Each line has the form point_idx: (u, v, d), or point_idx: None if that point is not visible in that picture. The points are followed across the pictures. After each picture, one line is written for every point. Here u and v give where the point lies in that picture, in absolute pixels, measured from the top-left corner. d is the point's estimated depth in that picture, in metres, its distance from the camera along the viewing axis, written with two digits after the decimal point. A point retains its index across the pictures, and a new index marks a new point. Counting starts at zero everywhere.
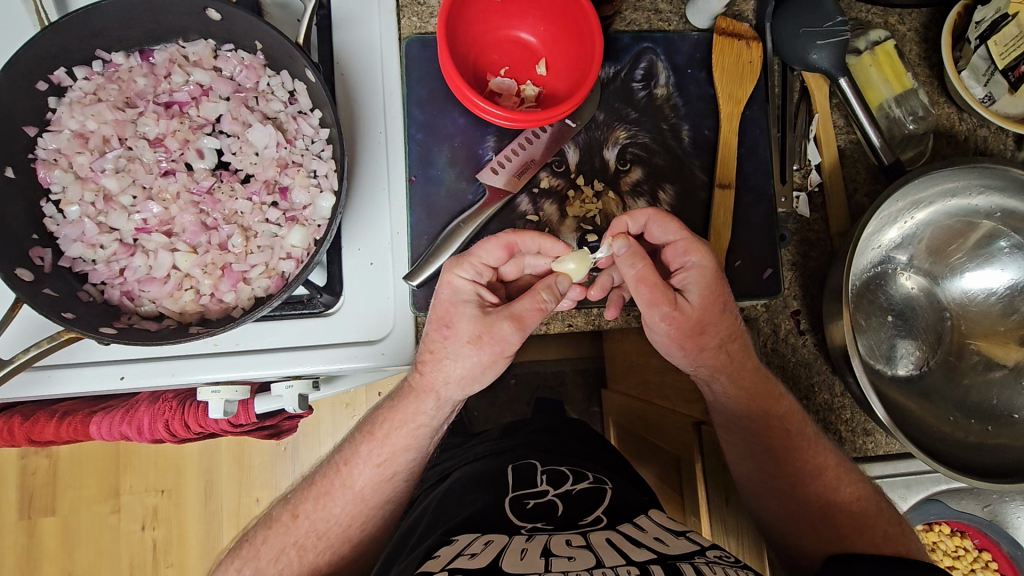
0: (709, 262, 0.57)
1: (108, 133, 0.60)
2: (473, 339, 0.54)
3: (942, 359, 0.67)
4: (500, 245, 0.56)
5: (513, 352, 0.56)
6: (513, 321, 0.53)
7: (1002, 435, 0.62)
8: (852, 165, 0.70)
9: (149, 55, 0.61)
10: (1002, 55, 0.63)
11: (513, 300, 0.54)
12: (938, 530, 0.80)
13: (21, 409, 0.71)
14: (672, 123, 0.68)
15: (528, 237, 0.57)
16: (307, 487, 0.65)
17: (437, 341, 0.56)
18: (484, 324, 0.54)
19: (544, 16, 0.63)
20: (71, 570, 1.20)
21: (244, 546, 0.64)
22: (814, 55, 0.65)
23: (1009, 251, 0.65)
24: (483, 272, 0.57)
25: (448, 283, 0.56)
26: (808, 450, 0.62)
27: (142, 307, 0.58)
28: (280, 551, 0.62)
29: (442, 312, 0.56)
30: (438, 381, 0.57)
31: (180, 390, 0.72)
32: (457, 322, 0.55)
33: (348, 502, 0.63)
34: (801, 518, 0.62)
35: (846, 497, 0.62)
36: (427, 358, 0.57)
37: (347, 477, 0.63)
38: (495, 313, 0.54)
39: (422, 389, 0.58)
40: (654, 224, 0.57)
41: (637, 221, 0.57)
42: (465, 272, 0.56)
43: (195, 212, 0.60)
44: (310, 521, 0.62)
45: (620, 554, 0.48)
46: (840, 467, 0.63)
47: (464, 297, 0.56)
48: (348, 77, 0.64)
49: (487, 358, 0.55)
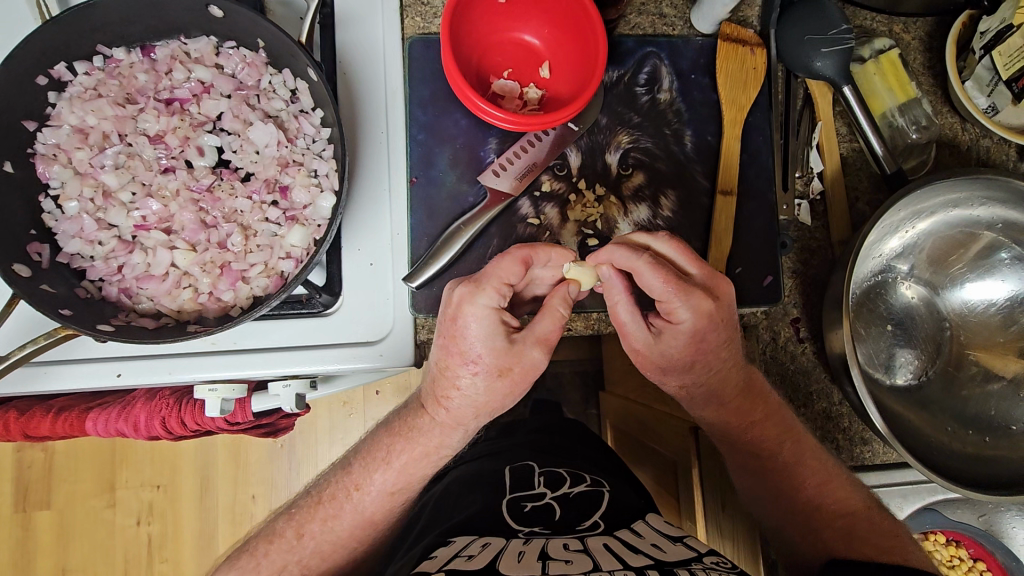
0: (694, 323, 0.56)
1: (108, 129, 0.59)
2: (502, 371, 0.56)
3: (941, 369, 0.67)
4: (516, 260, 0.53)
5: (535, 376, 0.58)
6: (541, 346, 0.56)
7: (999, 446, 0.62)
8: (854, 173, 0.69)
9: (150, 51, 0.61)
10: (1007, 66, 0.62)
11: (535, 324, 0.56)
12: (933, 539, 0.78)
13: (17, 404, 0.70)
14: (675, 128, 0.68)
15: (543, 251, 0.55)
16: (314, 504, 0.64)
17: (462, 376, 0.56)
18: (513, 355, 0.55)
19: (548, 19, 0.62)
20: (65, 564, 1.20)
21: (242, 556, 0.64)
22: (818, 62, 0.64)
23: (1010, 262, 0.64)
24: (506, 297, 0.54)
25: (470, 315, 0.53)
26: (795, 467, 0.63)
27: (140, 304, 0.58)
28: (281, 568, 0.62)
29: (465, 345, 0.54)
30: (466, 417, 0.59)
31: (177, 387, 0.72)
32: (484, 356, 0.55)
33: (355, 524, 0.63)
34: (791, 523, 0.64)
35: (830, 512, 0.62)
36: (448, 391, 0.57)
37: (358, 502, 0.62)
38: (524, 341, 0.55)
39: (448, 424, 0.59)
40: (640, 272, 0.54)
41: (623, 261, 0.55)
42: (487, 300, 0.53)
43: (195, 210, 0.60)
44: (316, 541, 0.63)
45: (618, 559, 0.48)
46: (826, 484, 0.63)
47: (490, 329, 0.54)
48: (350, 76, 0.64)
49: (515, 385, 0.57)
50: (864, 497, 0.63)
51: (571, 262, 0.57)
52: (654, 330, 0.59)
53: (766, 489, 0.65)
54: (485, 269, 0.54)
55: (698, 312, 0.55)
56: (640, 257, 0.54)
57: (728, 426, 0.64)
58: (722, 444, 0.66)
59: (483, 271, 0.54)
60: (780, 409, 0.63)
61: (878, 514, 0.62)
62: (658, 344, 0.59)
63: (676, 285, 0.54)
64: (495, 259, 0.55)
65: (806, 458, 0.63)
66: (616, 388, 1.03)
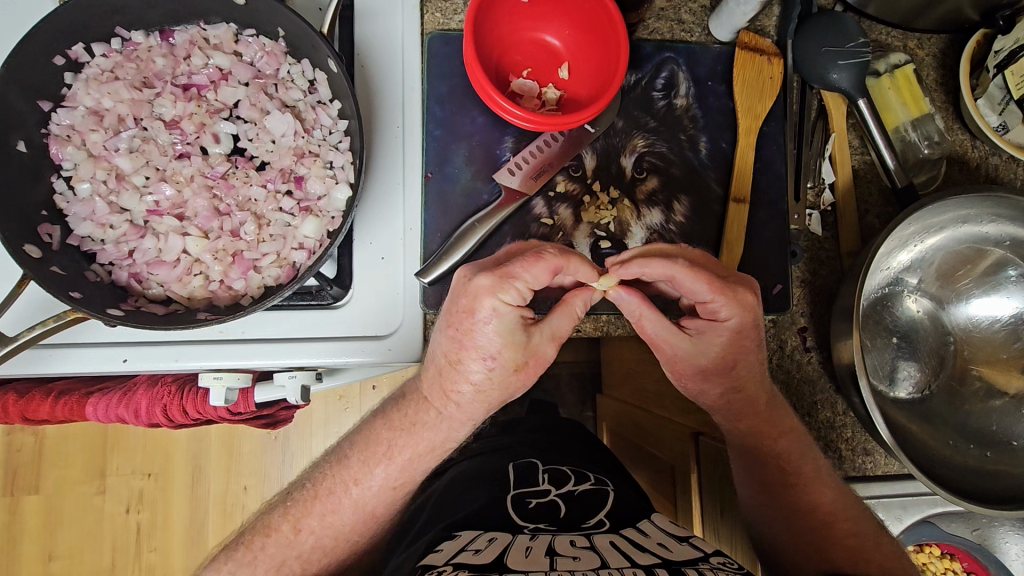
0: (741, 320, 0.57)
1: (124, 112, 0.59)
2: (518, 367, 0.55)
3: (944, 383, 0.67)
4: (548, 268, 0.51)
5: (544, 368, 0.58)
6: (555, 341, 0.56)
7: (1001, 461, 0.63)
8: (865, 186, 0.70)
9: (169, 35, 0.60)
10: (1018, 85, 0.62)
11: (550, 320, 0.55)
12: (929, 552, 0.81)
13: (16, 387, 0.69)
14: (690, 134, 0.69)
15: (575, 263, 0.53)
16: (309, 498, 0.63)
17: (474, 370, 0.54)
18: (530, 349, 0.55)
19: (569, 20, 0.63)
20: (53, 551, 1.20)
21: (239, 548, 0.63)
22: (834, 74, 0.65)
23: (1016, 280, 0.65)
24: (526, 295, 0.52)
25: (490, 311, 0.52)
26: (803, 483, 0.64)
27: (149, 290, 0.58)
28: (281, 561, 0.62)
29: (480, 339, 0.53)
30: (477, 412, 0.58)
31: (180, 375, 0.70)
32: (501, 351, 0.54)
33: (356, 516, 0.62)
34: (800, 545, 0.63)
35: (839, 529, 0.62)
36: (457, 384, 0.56)
37: (358, 496, 0.62)
38: (541, 336, 0.55)
39: (457, 419, 0.58)
40: (678, 279, 0.55)
41: (658, 273, 0.55)
42: (508, 296, 0.52)
43: (208, 197, 0.59)
44: (316, 536, 0.62)
45: (625, 556, 0.49)
46: (836, 504, 0.63)
47: (509, 321, 0.53)
48: (369, 70, 0.64)
49: (527, 377, 0.57)
50: (872, 522, 0.64)
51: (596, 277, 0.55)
52: (692, 333, 0.60)
53: (778, 507, 0.65)
54: (512, 265, 0.51)
55: (743, 307, 0.57)
56: (677, 266, 0.54)
57: (758, 437, 0.64)
58: (739, 454, 0.67)
59: (506, 266, 0.52)
60: (800, 426, 0.66)
61: (884, 541, 0.62)
62: (698, 346, 0.59)
63: (720, 286, 0.56)
64: (522, 256, 0.52)
65: (819, 482, 0.64)
66: (614, 391, 1.03)
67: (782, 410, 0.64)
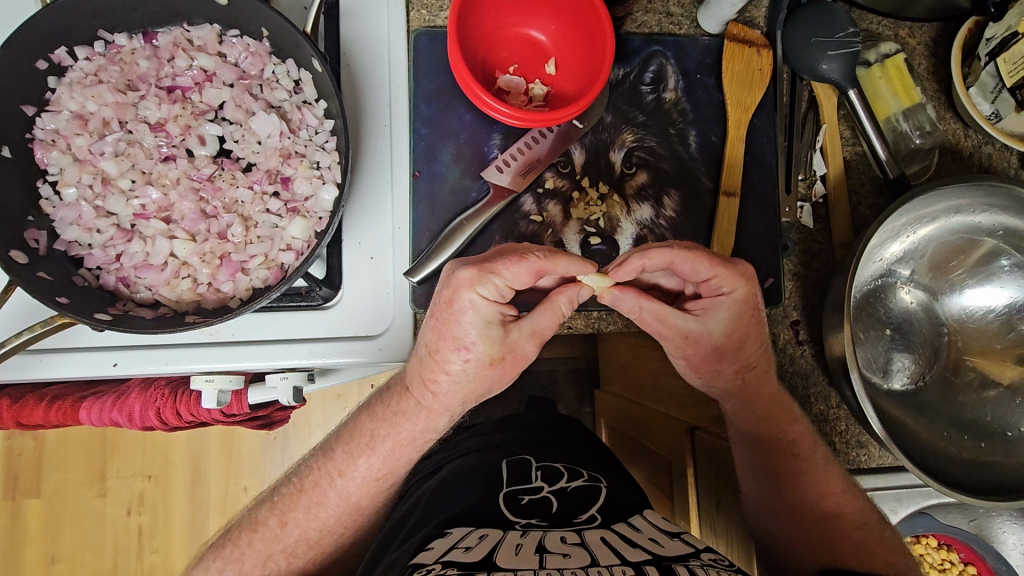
0: (746, 289, 0.57)
1: (108, 116, 0.59)
2: (493, 360, 0.55)
3: (938, 375, 0.67)
4: (530, 270, 0.51)
5: (524, 364, 0.58)
6: (534, 338, 0.56)
7: (995, 452, 0.63)
8: (857, 176, 0.70)
9: (152, 37, 0.60)
10: (1010, 73, 0.61)
11: (530, 319, 0.55)
12: (926, 543, 0.81)
13: (10, 391, 0.69)
14: (680, 127, 0.68)
15: (562, 263, 0.52)
16: (296, 492, 0.64)
17: (452, 361, 0.54)
18: (507, 345, 0.55)
19: (555, 15, 0.62)
20: (54, 553, 1.20)
21: (228, 544, 0.64)
22: (824, 65, 0.64)
23: (1010, 270, 0.65)
24: (505, 293, 0.52)
25: (468, 304, 0.51)
26: (798, 476, 0.64)
27: (138, 293, 0.58)
28: (267, 556, 0.63)
29: (459, 331, 0.53)
30: (453, 403, 0.58)
31: (174, 377, 0.70)
32: (478, 344, 0.53)
33: (341, 510, 0.63)
34: (806, 537, 0.63)
35: (844, 523, 0.62)
36: (435, 374, 0.55)
37: (343, 488, 0.62)
38: (519, 334, 0.55)
39: (433, 409, 0.58)
40: (678, 263, 0.54)
41: (658, 262, 0.54)
42: (486, 292, 0.51)
43: (195, 199, 0.59)
44: (301, 529, 0.63)
45: (615, 553, 0.48)
46: (840, 494, 0.63)
47: (486, 316, 0.52)
48: (354, 69, 0.63)
49: (502, 372, 0.57)
50: (876, 514, 0.64)
51: (591, 273, 0.54)
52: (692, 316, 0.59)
53: (780, 500, 0.65)
54: (495, 261, 0.51)
55: (746, 277, 0.57)
56: (675, 251, 0.53)
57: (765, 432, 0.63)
58: (742, 446, 0.66)
59: (491, 262, 0.51)
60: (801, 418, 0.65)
61: (891, 534, 0.63)
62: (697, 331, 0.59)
63: (721, 263, 0.55)
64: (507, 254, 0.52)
65: (822, 477, 0.64)
66: (611, 386, 1.03)
67: (779, 404, 0.63)
